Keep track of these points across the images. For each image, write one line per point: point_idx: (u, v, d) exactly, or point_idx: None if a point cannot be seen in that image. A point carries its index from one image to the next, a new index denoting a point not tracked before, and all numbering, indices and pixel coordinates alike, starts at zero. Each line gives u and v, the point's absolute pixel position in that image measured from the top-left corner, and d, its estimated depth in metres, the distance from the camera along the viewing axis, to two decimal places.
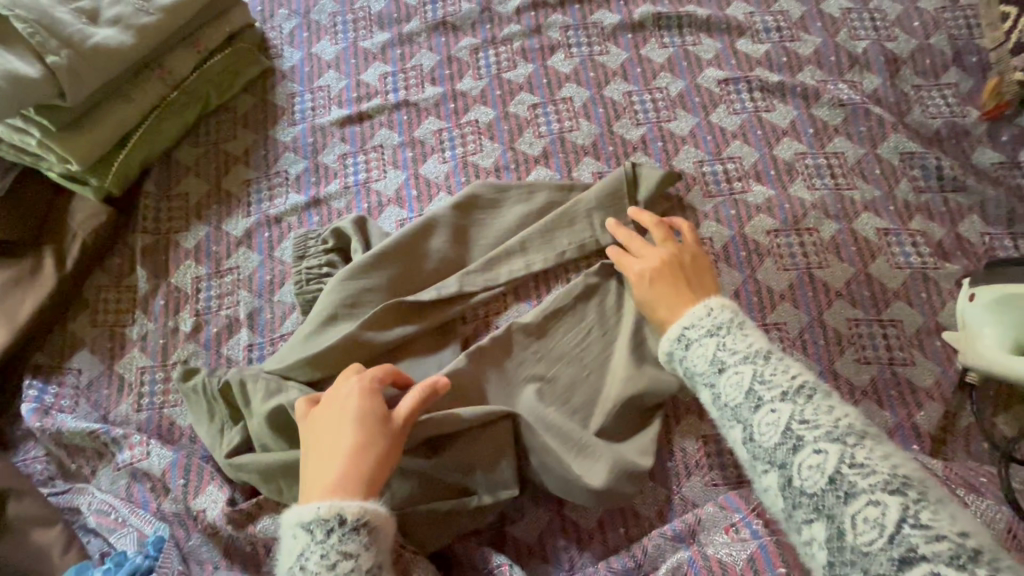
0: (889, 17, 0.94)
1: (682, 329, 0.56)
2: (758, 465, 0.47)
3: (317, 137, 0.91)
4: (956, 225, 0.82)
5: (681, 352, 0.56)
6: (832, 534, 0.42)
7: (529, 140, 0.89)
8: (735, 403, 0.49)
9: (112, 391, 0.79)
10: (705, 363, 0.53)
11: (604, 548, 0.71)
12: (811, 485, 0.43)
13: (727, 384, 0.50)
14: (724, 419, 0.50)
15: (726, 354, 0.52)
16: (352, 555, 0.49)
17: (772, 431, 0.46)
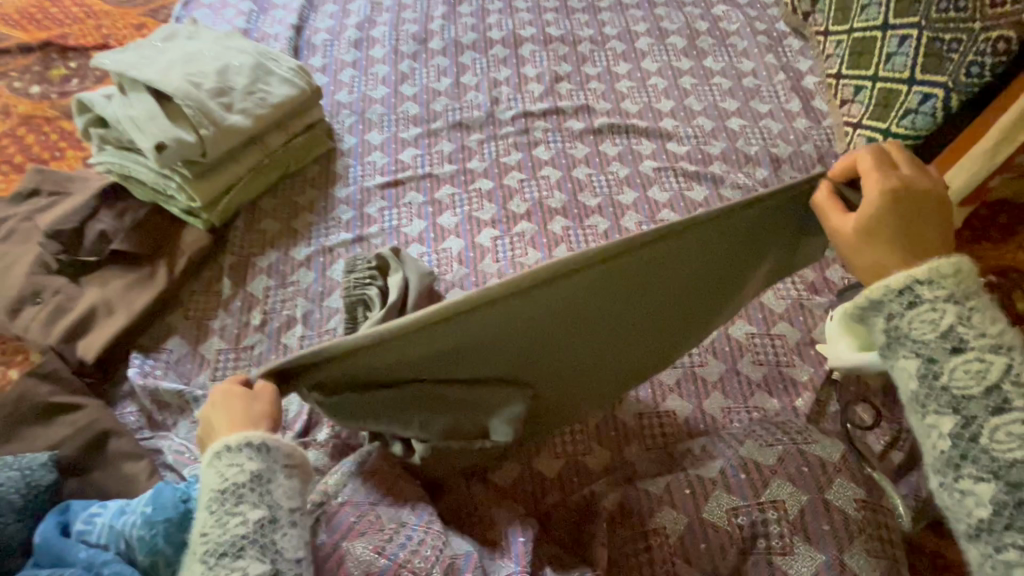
0: (774, 132, 1.33)
1: (910, 282, 0.55)
2: (932, 412, 0.54)
3: (364, 196, 1.25)
4: (824, 270, 1.14)
5: (896, 310, 0.56)
6: (1003, 496, 0.51)
7: (517, 203, 1.23)
8: (967, 392, 0.53)
9: (195, 366, 1.05)
10: (934, 333, 0.54)
11: (561, 494, 0.93)
12: (1007, 454, 0.51)
13: (955, 371, 0.53)
14: (929, 397, 0.54)
15: (965, 330, 0.54)
16: (241, 457, 0.61)
17: (968, 387, 0.53)
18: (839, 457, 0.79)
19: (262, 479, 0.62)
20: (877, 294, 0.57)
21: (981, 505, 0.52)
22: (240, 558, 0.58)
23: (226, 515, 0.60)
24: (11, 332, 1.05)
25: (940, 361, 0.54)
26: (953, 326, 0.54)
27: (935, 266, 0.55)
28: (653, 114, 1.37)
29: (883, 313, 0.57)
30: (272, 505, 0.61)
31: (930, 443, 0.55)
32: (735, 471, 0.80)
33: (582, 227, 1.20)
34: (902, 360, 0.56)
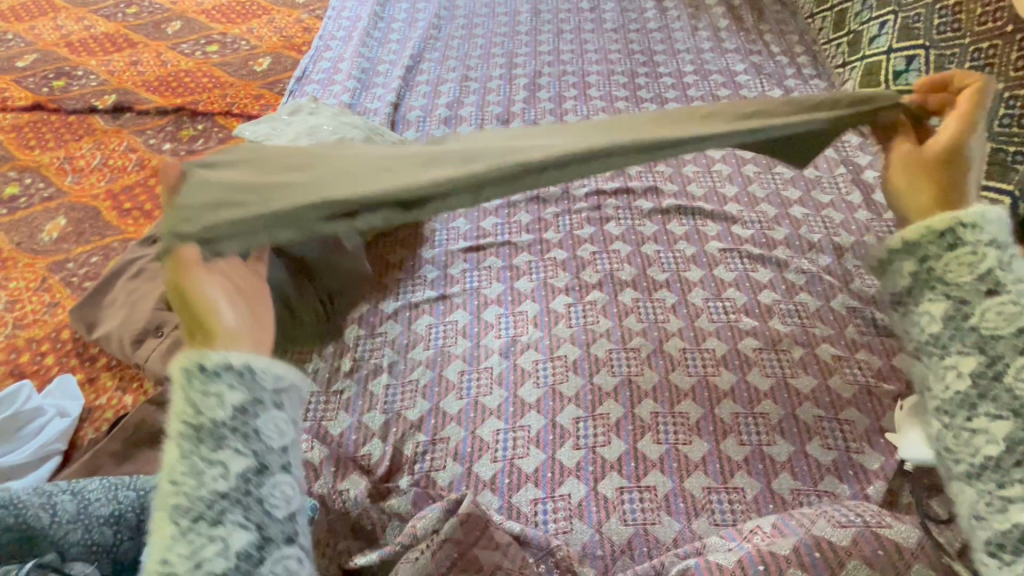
0: (836, 221, 1.40)
1: (953, 225, 0.62)
2: (957, 353, 0.61)
3: (449, 257, 1.37)
4: (891, 358, 1.17)
5: (935, 252, 0.62)
6: (1016, 436, 0.57)
7: (590, 273, 1.32)
8: (994, 331, 0.60)
9: None
10: (971, 277, 0.61)
11: (630, 560, 0.95)
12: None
13: (987, 311, 0.60)
14: (954, 337, 0.61)
15: (1001, 275, 0.60)
16: (221, 390, 0.61)
17: (999, 327, 0.59)
18: (918, 544, 0.81)
19: (245, 415, 0.62)
20: (914, 237, 0.63)
21: (995, 442, 0.58)
22: (220, 521, 0.59)
23: (202, 463, 0.60)
24: (133, 360, 1.17)
25: (970, 303, 0.61)
26: (991, 270, 0.60)
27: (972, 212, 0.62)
28: (718, 198, 1.46)
29: (917, 257, 0.63)
30: (257, 452, 0.61)
31: (949, 382, 0.61)
32: (808, 548, 0.81)
33: (650, 300, 1.27)
34: (932, 301, 0.62)
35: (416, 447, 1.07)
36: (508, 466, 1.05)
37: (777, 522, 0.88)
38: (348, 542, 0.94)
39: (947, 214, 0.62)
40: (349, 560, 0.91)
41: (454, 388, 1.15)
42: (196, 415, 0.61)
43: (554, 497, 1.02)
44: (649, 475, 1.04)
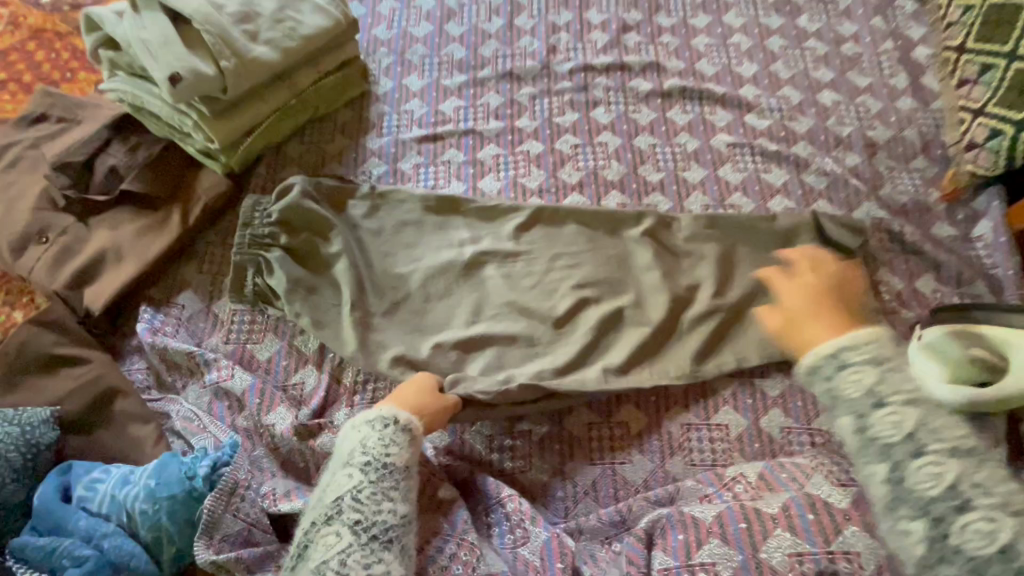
0: (871, 111, 1.15)
1: (835, 349, 0.63)
2: (867, 462, 0.60)
3: (398, 149, 1.12)
4: (914, 280, 1.00)
5: (828, 373, 0.62)
6: (933, 532, 0.56)
7: (569, 171, 1.09)
8: (889, 442, 0.58)
9: (208, 326, 0.97)
10: (860, 392, 0.60)
11: (595, 503, 0.85)
12: (931, 490, 0.56)
13: (879, 421, 0.59)
14: (861, 449, 0.60)
15: (885, 391, 0.59)
16: (395, 445, 0.75)
17: (890, 436, 0.58)
18: None
19: (410, 470, 0.74)
20: (809, 363, 0.64)
21: (920, 541, 0.56)
22: (384, 548, 0.67)
23: (377, 497, 0.70)
24: (16, 271, 0.98)
25: (868, 416, 0.59)
26: (875, 385, 0.60)
27: (851, 334, 0.63)
28: (732, 79, 1.19)
29: (821, 377, 0.63)
30: (413, 503, 0.72)
31: (871, 486, 0.60)
32: (800, 508, 0.72)
33: (639, 206, 1.06)
34: (839, 420, 0.62)
35: (356, 377, 0.93)
36: None
37: (764, 471, 0.80)
38: (273, 481, 0.83)
39: (829, 338, 0.64)
40: (273, 504, 0.80)
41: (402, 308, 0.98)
42: (383, 454, 0.73)
43: (512, 433, 0.89)
44: (623, 410, 0.91)
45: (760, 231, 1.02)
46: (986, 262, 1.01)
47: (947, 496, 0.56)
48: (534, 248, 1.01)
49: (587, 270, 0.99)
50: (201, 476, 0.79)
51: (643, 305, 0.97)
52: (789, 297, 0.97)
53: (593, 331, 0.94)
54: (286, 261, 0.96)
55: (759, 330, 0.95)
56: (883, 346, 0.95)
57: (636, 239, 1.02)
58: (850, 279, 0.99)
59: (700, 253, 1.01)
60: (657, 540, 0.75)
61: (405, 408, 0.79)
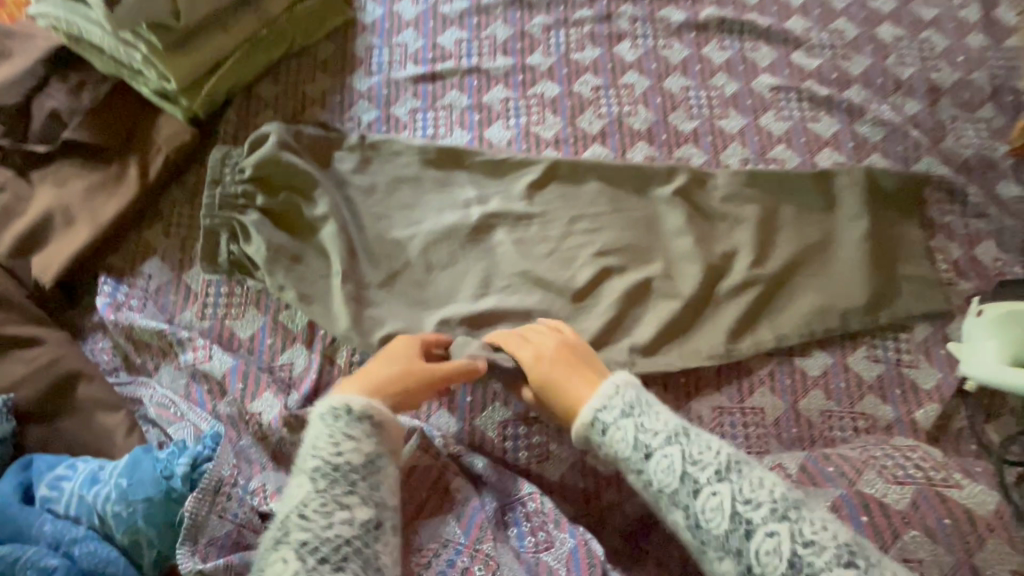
0: (936, 49, 1.00)
1: (594, 412, 0.63)
2: (671, 511, 0.58)
3: (391, 90, 0.97)
4: (973, 247, 0.90)
5: (604, 433, 0.63)
6: (742, 568, 0.53)
7: (590, 119, 0.95)
8: (673, 488, 0.58)
9: (179, 299, 0.85)
10: (629, 447, 0.60)
11: (619, 495, 0.77)
12: (716, 524, 0.55)
13: (657, 471, 0.58)
14: (663, 502, 0.58)
15: (648, 437, 0.60)
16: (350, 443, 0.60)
17: (670, 482, 0.58)
18: (995, 513, 0.63)
19: (373, 465, 0.60)
20: (582, 429, 0.64)
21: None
22: (341, 566, 0.52)
23: (327, 508, 0.56)
24: None
25: (644, 470, 0.59)
26: (638, 436, 0.60)
27: (601, 391, 0.64)
28: (778, 9, 1.03)
29: (603, 438, 0.63)
30: (378, 505, 0.58)
31: (689, 537, 0.57)
32: (852, 509, 0.63)
33: (669, 160, 0.93)
34: (638, 477, 0.61)
35: (350, 357, 0.82)
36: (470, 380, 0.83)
37: (804, 463, 0.70)
38: (263, 476, 0.73)
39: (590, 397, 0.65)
40: (264, 503, 0.71)
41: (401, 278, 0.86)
42: (334, 453, 0.59)
43: (528, 420, 0.80)
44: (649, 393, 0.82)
45: (804, 188, 0.90)
46: None
47: (735, 526, 0.54)
48: (549, 208, 0.89)
49: (609, 233, 0.87)
50: (179, 475, 0.69)
51: (672, 274, 0.86)
52: (830, 265, 0.87)
53: (617, 302, 0.83)
54: (265, 226, 0.84)
55: (801, 301, 0.86)
56: (932, 316, 0.86)
57: (666, 199, 0.89)
58: (901, 243, 0.89)
59: (737, 215, 0.89)
60: None
61: (365, 392, 0.65)
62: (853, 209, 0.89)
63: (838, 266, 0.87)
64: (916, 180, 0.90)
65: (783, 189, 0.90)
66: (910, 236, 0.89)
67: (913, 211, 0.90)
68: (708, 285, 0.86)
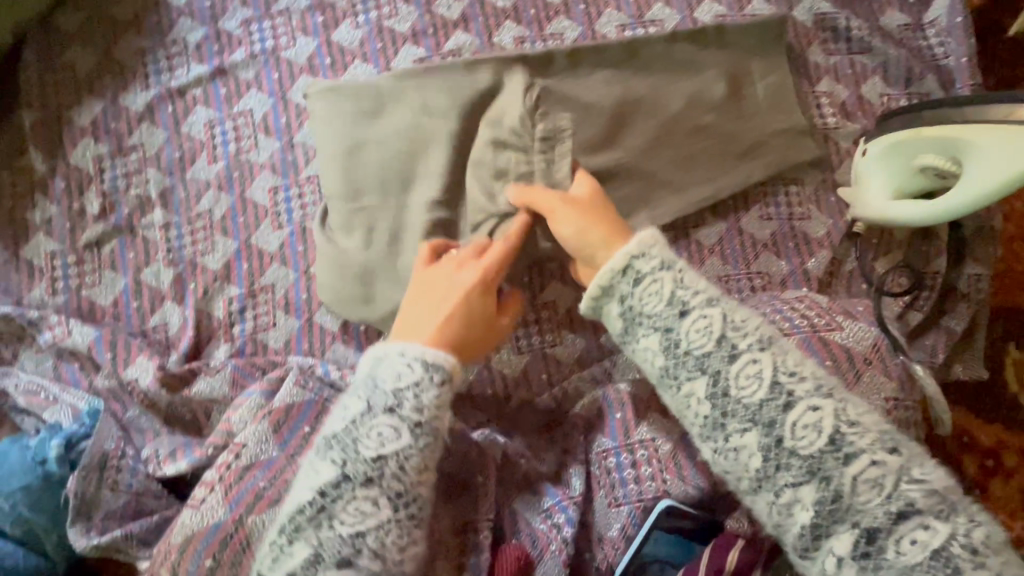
0: None
1: (628, 261, 0.56)
2: (685, 380, 0.53)
3: (216, 2, 0.84)
4: (859, 86, 0.87)
5: (626, 290, 0.56)
6: (767, 440, 0.50)
7: (448, 2, 0.85)
8: (704, 352, 0.53)
9: (23, 277, 0.77)
10: (663, 303, 0.55)
11: (529, 392, 0.78)
12: (752, 397, 0.51)
13: (688, 332, 0.53)
14: (676, 367, 0.54)
15: (684, 294, 0.55)
16: (431, 387, 0.54)
17: (702, 346, 0.53)
18: (871, 346, 0.66)
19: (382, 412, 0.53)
20: (605, 279, 0.57)
21: (754, 452, 0.50)
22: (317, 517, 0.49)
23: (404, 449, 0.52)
24: None
25: (675, 329, 0.54)
26: (675, 294, 0.55)
27: (638, 240, 0.57)
28: None
29: (616, 297, 0.57)
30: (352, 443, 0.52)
31: (693, 412, 0.53)
32: None
33: (541, 38, 0.86)
34: (646, 341, 0.55)
35: (229, 306, 0.77)
36: None
37: None
38: (157, 441, 0.70)
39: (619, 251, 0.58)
40: (157, 469, 0.69)
41: (268, 215, 0.79)
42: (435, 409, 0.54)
43: None
44: (550, 289, 0.81)
45: (672, 48, 0.84)
46: (937, 53, 0.88)
47: (773, 399, 0.51)
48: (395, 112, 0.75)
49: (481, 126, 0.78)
50: (53, 460, 0.66)
51: None
52: (704, 132, 0.82)
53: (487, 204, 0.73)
54: None
55: (692, 169, 0.82)
56: (816, 163, 0.84)
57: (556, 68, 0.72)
58: (765, 96, 0.84)
59: (613, 87, 0.83)
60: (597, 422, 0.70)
61: None
62: (727, 65, 0.84)
63: (721, 126, 0.83)
64: (772, 23, 0.85)
65: (657, 51, 0.84)
66: (789, 83, 0.85)
67: (784, 56, 0.86)
68: (589, 172, 0.77)
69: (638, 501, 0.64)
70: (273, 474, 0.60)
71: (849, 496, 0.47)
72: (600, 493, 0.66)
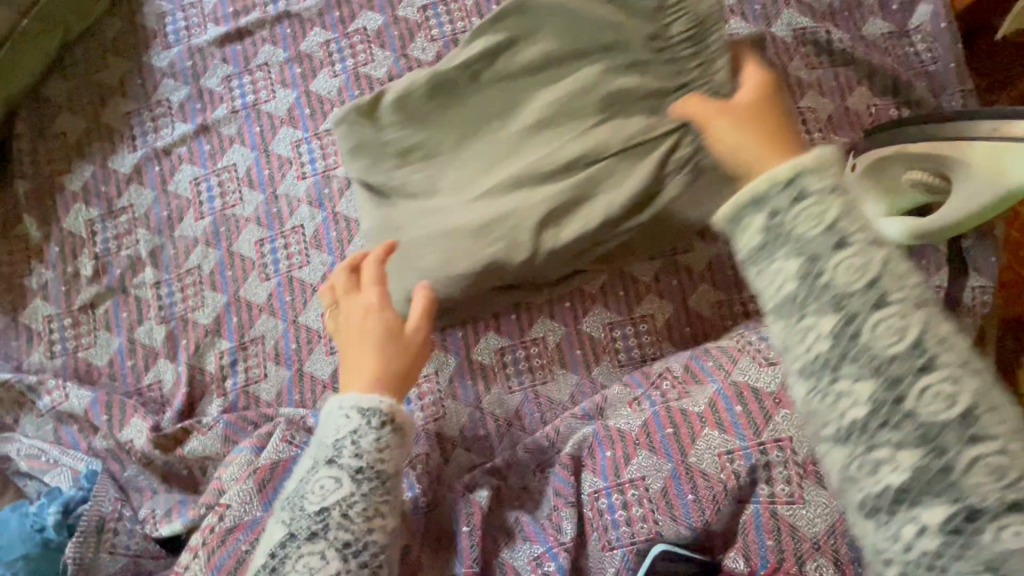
0: None
1: (792, 171, 0.38)
2: (811, 312, 0.37)
3: (196, 60, 0.86)
4: (845, 98, 0.85)
5: (780, 205, 0.38)
6: (918, 438, 0.34)
7: (422, 45, 0.85)
8: (849, 293, 0.36)
9: (22, 343, 0.79)
10: (819, 225, 0.37)
11: (521, 432, 0.77)
12: (899, 359, 0.35)
13: (841, 266, 0.36)
14: (809, 301, 0.37)
15: (850, 221, 0.37)
16: (370, 431, 0.53)
17: (855, 286, 0.36)
18: None
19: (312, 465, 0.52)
20: (758, 186, 0.39)
21: (886, 456, 0.35)
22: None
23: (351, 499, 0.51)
24: None
25: (823, 256, 0.37)
26: (838, 218, 0.37)
27: (817, 154, 0.38)
28: None
29: (765, 211, 0.39)
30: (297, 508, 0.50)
31: (806, 347, 0.38)
32: (727, 401, 0.64)
33: None
34: (777, 262, 0.38)
35: (221, 360, 0.78)
36: None
37: (689, 361, 0.70)
38: (154, 500, 0.71)
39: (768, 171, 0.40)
40: (154, 529, 0.69)
41: (255, 267, 0.80)
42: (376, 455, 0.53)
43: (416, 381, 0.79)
44: (538, 325, 0.80)
45: None
46: (925, 59, 0.85)
47: (945, 394, 0.34)
48: (432, 125, 0.76)
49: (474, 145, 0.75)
50: (52, 526, 0.66)
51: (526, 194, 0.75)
52: None
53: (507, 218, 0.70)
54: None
55: None
56: None
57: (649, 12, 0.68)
58: None
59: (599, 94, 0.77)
60: (585, 461, 0.68)
61: None
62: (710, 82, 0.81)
63: None
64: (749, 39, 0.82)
65: None
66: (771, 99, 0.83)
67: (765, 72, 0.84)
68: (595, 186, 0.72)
69: (630, 543, 0.62)
70: (255, 535, 0.62)
71: (959, 474, 0.33)
72: (593, 536, 0.64)
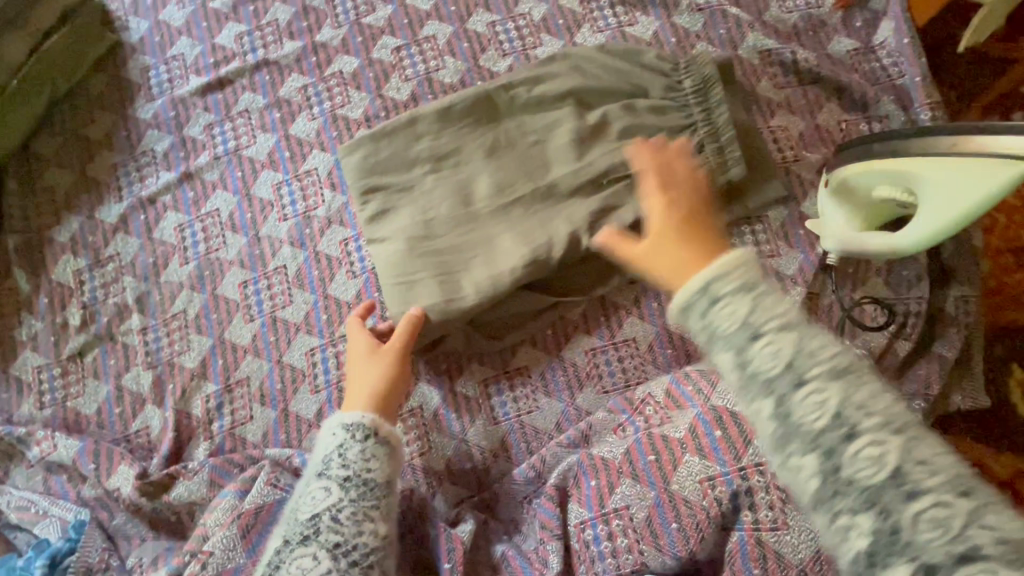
0: None
1: (707, 279, 0.41)
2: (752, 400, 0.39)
3: (179, 110, 0.88)
4: (815, 116, 0.86)
5: (699, 309, 0.41)
6: (883, 520, 0.35)
7: (397, 85, 0.88)
8: (774, 377, 0.38)
9: (12, 394, 0.80)
10: (733, 328, 0.39)
11: (507, 463, 0.77)
12: (845, 438, 0.36)
13: (759, 358, 0.38)
14: (750, 391, 0.39)
15: (762, 316, 0.39)
16: (356, 444, 0.58)
17: (776, 371, 0.38)
18: None
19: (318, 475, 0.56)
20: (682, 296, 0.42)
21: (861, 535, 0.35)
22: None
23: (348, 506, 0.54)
24: None
25: (743, 352, 0.39)
26: (750, 314, 0.39)
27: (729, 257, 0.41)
28: None
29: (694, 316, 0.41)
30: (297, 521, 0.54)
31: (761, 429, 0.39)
32: (707, 426, 0.63)
33: None
34: (716, 358, 0.40)
35: (207, 403, 0.78)
36: (335, 392, 0.77)
37: (669, 386, 0.70)
38: (142, 548, 0.71)
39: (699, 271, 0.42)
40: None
41: (239, 309, 0.81)
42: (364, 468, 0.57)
43: (401, 416, 0.78)
44: (520, 353, 0.81)
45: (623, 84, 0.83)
46: (891, 74, 0.87)
47: (893, 463, 0.35)
48: (463, 137, 0.80)
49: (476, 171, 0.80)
50: None
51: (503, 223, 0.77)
52: None
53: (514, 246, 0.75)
54: None
55: None
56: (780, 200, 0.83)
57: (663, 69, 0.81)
58: None
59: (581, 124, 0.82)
60: (570, 492, 0.68)
61: None
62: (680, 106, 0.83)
63: None
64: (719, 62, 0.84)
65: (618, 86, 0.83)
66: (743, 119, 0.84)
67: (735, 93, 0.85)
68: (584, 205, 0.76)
69: None
70: None
71: (911, 535, 0.34)
72: (580, 569, 0.64)
